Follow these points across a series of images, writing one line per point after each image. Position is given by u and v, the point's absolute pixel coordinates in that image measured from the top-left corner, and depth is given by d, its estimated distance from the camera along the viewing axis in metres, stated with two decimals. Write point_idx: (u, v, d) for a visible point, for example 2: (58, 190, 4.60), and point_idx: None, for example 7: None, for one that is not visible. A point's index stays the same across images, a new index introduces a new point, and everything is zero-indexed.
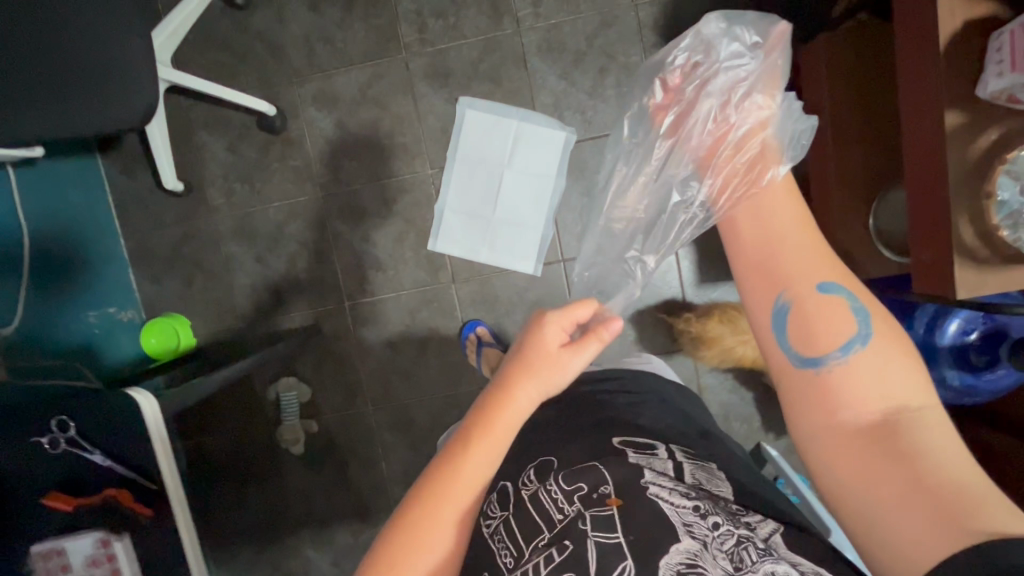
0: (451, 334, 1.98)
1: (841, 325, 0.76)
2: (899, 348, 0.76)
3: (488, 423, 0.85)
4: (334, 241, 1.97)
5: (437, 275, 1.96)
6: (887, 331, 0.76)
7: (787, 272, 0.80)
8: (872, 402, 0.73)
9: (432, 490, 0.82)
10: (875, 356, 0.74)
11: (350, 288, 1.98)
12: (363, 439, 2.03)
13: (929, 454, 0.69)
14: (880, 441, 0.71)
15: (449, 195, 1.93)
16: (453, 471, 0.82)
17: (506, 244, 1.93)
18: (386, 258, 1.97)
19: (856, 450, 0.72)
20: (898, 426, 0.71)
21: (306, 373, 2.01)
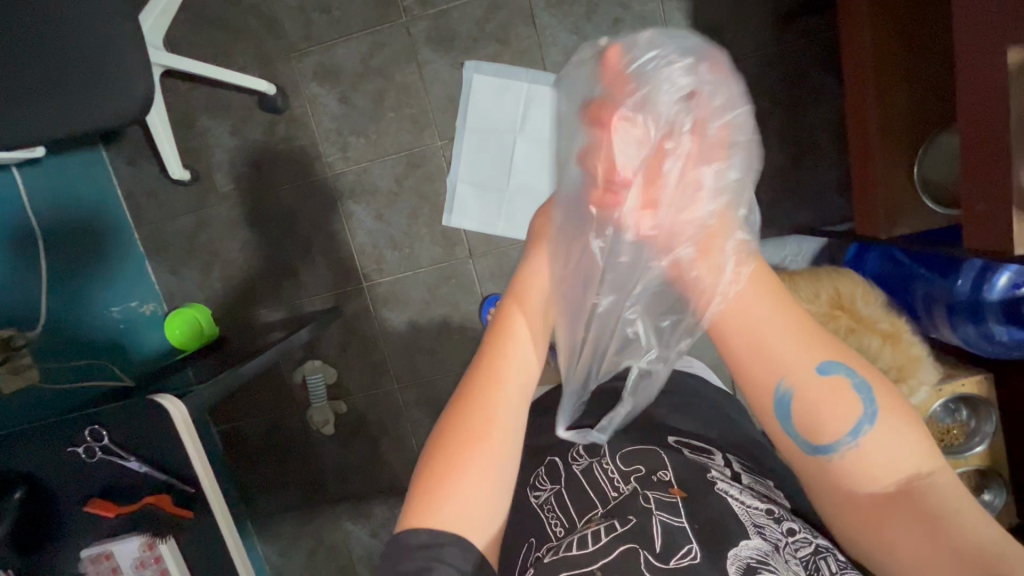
0: (472, 310, 1.96)
1: (844, 410, 0.72)
2: (899, 411, 0.72)
3: (499, 359, 0.82)
4: (348, 222, 1.93)
5: (454, 251, 1.92)
6: (883, 394, 0.73)
7: (783, 359, 0.75)
8: (883, 476, 0.70)
9: (455, 430, 0.78)
10: (885, 435, 0.71)
11: (368, 269, 1.95)
12: (391, 418, 2.05)
13: (949, 518, 0.67)
14: (902, 515, 0.69)
15: (461, 167, 1.86)
16: (472, 411, 0.79)
17: (524, 216, 1.87)
18: (401, 236, 1.92)
19: (883, 525, 0.70)
20: (913, 493, 0.69)
21: (331, 356, 2.02)
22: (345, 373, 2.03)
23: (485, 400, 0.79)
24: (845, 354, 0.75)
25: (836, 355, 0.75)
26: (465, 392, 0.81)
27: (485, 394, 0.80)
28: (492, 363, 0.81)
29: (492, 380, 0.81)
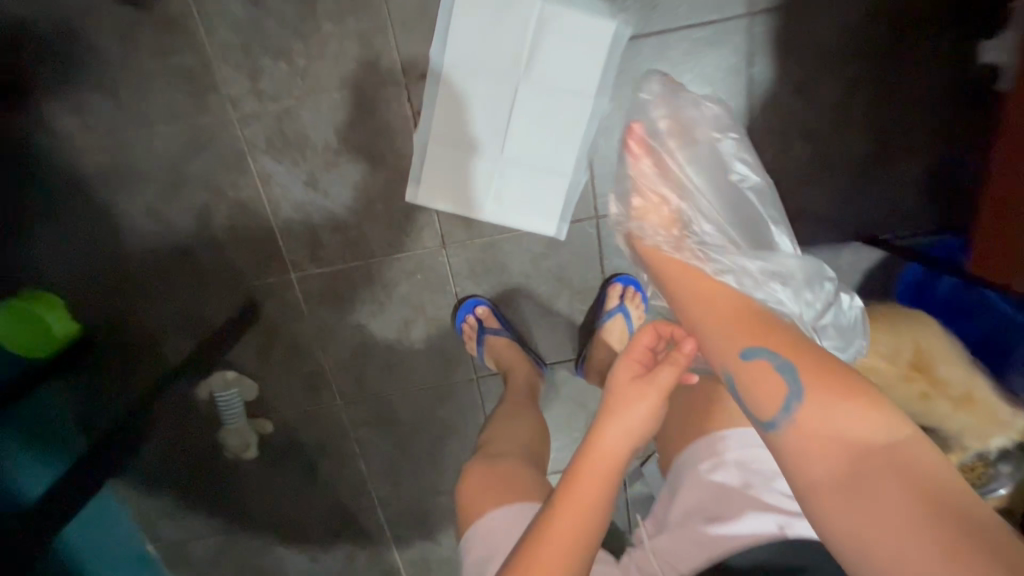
0: (441, 315, 1.49)
1: (769, 391, 0.76)
2: (829, 383, 0.73)
3: (576, 477, 0.84)
4: (265, 187, 1.33)
5: (419, 238, 1.40)
6: (815, 381, 0.74)
7: (718, 351, 0.85)
8: (833, 453, 0.70)
9: (525, 549, 0.77)
10: (817, 411, 0.72)
11: (297, 253, 1.40)
12: (333, 438, 1.63)
13: (934, 475, 0.64)
14: (906, 502, 0.62)
15: (438, 122, 1.27)
16: (545, 536, 0.77)
17: (523, 198, 1.34)
18: (345, 214, 1.37)
19: (842, 500, 0.67)
20: (908, 465, 0.66)
21: (248, 364, 1.51)
22: (270, 386, 1.54)
23: (554, 535, 0.77)
24: (854, 391, 0.72)
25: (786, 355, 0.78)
26: (546, 511, 0.81)
27: (561, 516, 0.79)
28: (578, 472, 0.84)
29: (566, 508, 0.80)
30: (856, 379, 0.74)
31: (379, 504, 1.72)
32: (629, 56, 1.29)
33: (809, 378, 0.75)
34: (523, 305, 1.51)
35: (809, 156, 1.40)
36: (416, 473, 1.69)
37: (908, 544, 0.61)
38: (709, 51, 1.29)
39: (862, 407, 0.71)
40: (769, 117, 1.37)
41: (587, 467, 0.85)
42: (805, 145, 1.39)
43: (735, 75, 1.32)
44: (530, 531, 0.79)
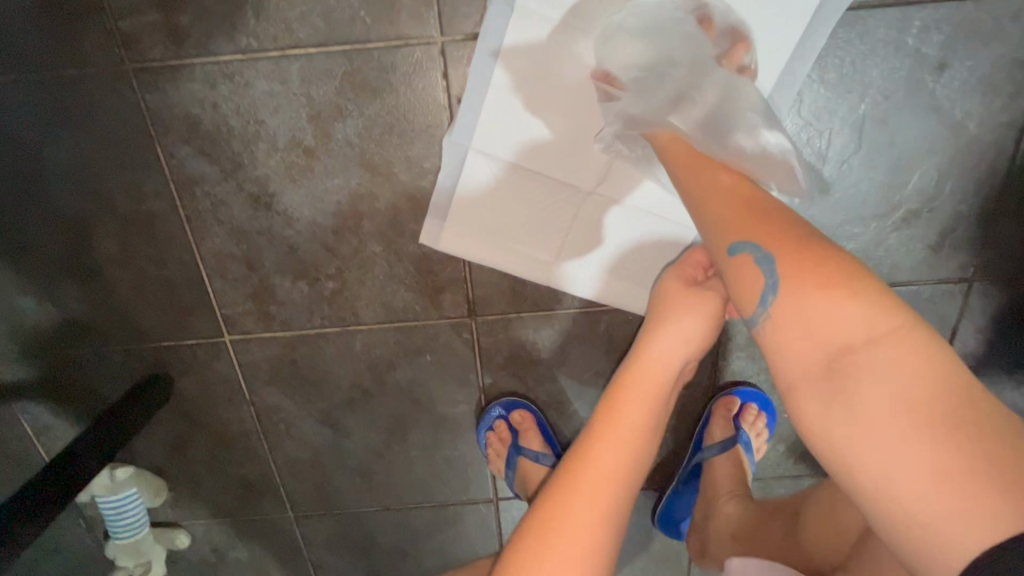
0: (456, 413, 0.97)
1: (753, 290, 0.51)
2: (817, 266, 0.48)
3: (623, 389, 0.62)
4: (185, 198, 0.79)
5: (435, 301, 0.87)
6: (789, 253, 0.50)
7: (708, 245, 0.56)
8: (809, 351, 0.48)
9: (548, 508, 0.56)
10: (796, 298, 0.48)
11: (237, 307, 0.86)
12: (278, 558, 1.12)
13: (905, 384, 0.44)
14: (888, 409, 0.43)
15: (494, 137, 0.74)
16: (578, 484, 0.57)
17: (624, 264, 0.83)
18: (317, 253, 0.83)
19: (845, 422, 0.46)
20: (847, 379, 0.46)
21: (156, 455, 0.99)
22: (189, 485, 1.03)
23: (593, 466, 0.58)
24: (852, 278, 0.47)
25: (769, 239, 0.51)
26: (583, 440, 0.60)
27: (598, 449, 0.59)
28: (621, 395, 0.62)
29: (608, 442, 0.59)
30: (843, 254, 0.49)
31: None
32: (839, 43, 0.72)
33: (790, 275, 0.49)
34: (584, 413, 0.98)
35: None
36: None
37: (917, 460, 0.42)
38: (979, 47, 0.73)
39: (845, 291, 0.47)
40: None
41: (637, 381, 0.62)
42: None
43: (1013, 97, 0.76)
44: (556, 472, 0.59)
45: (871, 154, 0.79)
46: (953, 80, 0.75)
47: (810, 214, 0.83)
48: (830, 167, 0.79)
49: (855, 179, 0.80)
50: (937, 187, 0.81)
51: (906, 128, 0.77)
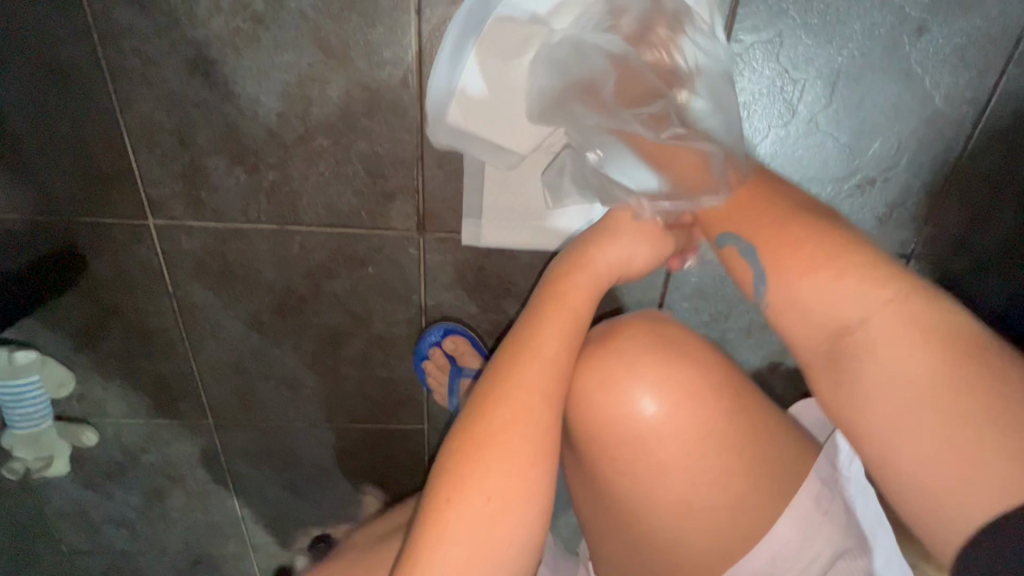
0: (395, 333, 0.94)
1: (744, 277, 0.59)
2: (808, 248, 0.54)
3: (560, 290, 0.60)
4: (111, 54, 0.71)
5: (383, 208, 0.82)
6: (770, 245, 0.57)
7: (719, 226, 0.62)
8: (813, 330, 0.54)
9: (492, 403, 0.52)
10: (787, 288, 0.55)
11: (164, 188, 0.79)
12: (194, 465, 1.08)
13: (900, 344, 0.48)
14: (901, 365, 0.48)
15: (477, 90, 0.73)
16: (524, 374, 0.54)
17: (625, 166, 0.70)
18: (257, 137, 0.76)
19: (852, 399, 0.51)
20: (849, 348, 0.51)
21: (63, 345, 0.91)
22: (101, 382, 0.96)
23: (535, 356, 0.55)
24: (846, 249, 0.53)
25: (762, 236, 0.58)
26: (518, 335, 0.57)
27: (543, 343, 0.56)
28: (558, 293, 0.60)
29: (551, 331, 0.57)
30: (847, 238, 0.54)
31: (251, 551, 1.21)
32: None
33: (778, 265, 0.55)
34: None
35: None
36: (313, 526, 1.18)
37: (923, 423, 0.47)
38: (957, 15, 0.73)
39: (838, 271, 0.52)
40: (993, 157, 0.82)
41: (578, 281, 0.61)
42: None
43: (979, 74, 0.76)
44: (495, 368, 0.56)
45: (840, 112, 0.78)
46: (929, 46, 0.75)
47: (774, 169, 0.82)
48: (799, 122, 0.79)
49: (820, 138, 0.80)
50: (898, 156, 0.82)
51: (875, 91, 0.77)
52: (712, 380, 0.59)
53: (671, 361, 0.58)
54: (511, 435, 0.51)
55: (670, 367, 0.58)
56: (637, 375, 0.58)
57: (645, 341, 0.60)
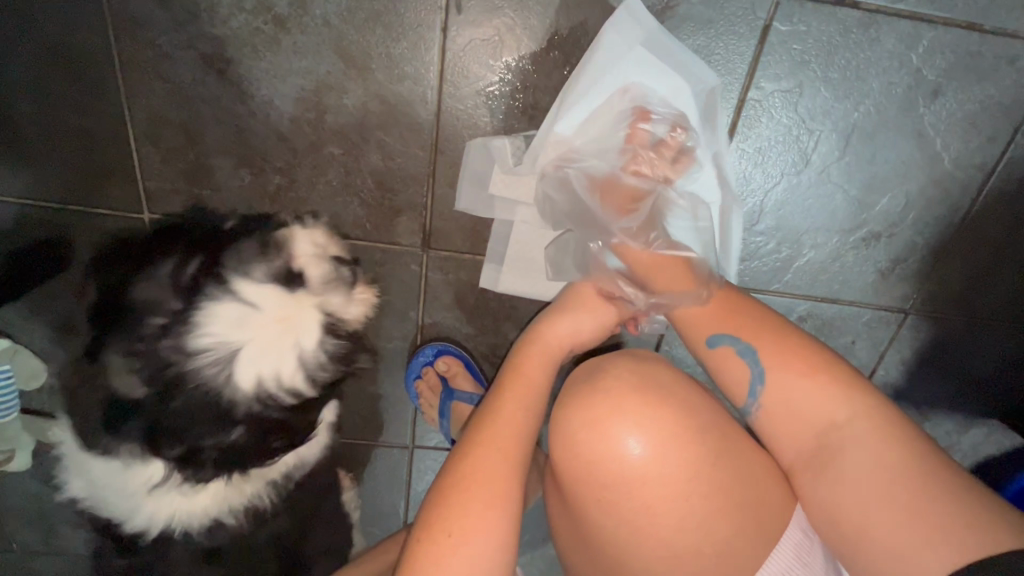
0: (390, 350, 0.92)
1: (737, 375, 0.61)
2: (797, 362, 0.58)
3: (526, 359, 0.64)
4: (126, 43, 0.69)
5: (390, 222, 0.80)
6: (763, 347, 0.60)
7: (705, 322, 0.65)
8: (798, 430, 0.57)
9: (463, 462, 0.55)
10: (776, 389, 0.58)
11: (164, 183, 0.77)
12: None
13: (872, 444, 0.53)
14: (873, 462, 0.52)
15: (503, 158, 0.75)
16: (492, 436, 0.57)
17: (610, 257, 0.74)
18: (267, 140, 0.74)
19: (827, 482, 0.54)
20: (829, 449, 0.54)
21: (39, 336, 0.87)
22: None
23: (503, 418, 0.58)
24: (819, 358, 0.58)
25: (742, 329, 0.62)
26: (490, 398, 0.61)
27: (509, 408, 0.59)
28: (523, 362, 0.63)
29: (517, 397, 0.60)
30: (806, 342, 0.59)
31: None
32: (850, 44, 0.72)
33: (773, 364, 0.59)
34: None
35: (1016, 296, 0.87)
36: None
37: (891, 515, 0.50)
38: (972, 81, 0.74)
39: (818, 372, 0.57)
40: (996, 223, 0.83)
41: (537, 353, 0.65)
42: (1019, 277, 0.86)
43: (988, 139, 0.78)
44: (468, 427, 0.59)
45: (854, 166, 0.79)
46: (942, 109, 0.76)
47: (784, 216, 0.82)
48: (811, 172, 0.79)
49: (830, 190, 0.80)
50: (908, 213, 0.82)
51: (888, 148, 0.78)
52: (697, 415, 0.56)
53: (655, 402, 0.56)
54: (478, 493, 0.53)
55: (655, 406, 0.56)
56: (620, 413, 0.55)
57: (625, 379, 0.58)
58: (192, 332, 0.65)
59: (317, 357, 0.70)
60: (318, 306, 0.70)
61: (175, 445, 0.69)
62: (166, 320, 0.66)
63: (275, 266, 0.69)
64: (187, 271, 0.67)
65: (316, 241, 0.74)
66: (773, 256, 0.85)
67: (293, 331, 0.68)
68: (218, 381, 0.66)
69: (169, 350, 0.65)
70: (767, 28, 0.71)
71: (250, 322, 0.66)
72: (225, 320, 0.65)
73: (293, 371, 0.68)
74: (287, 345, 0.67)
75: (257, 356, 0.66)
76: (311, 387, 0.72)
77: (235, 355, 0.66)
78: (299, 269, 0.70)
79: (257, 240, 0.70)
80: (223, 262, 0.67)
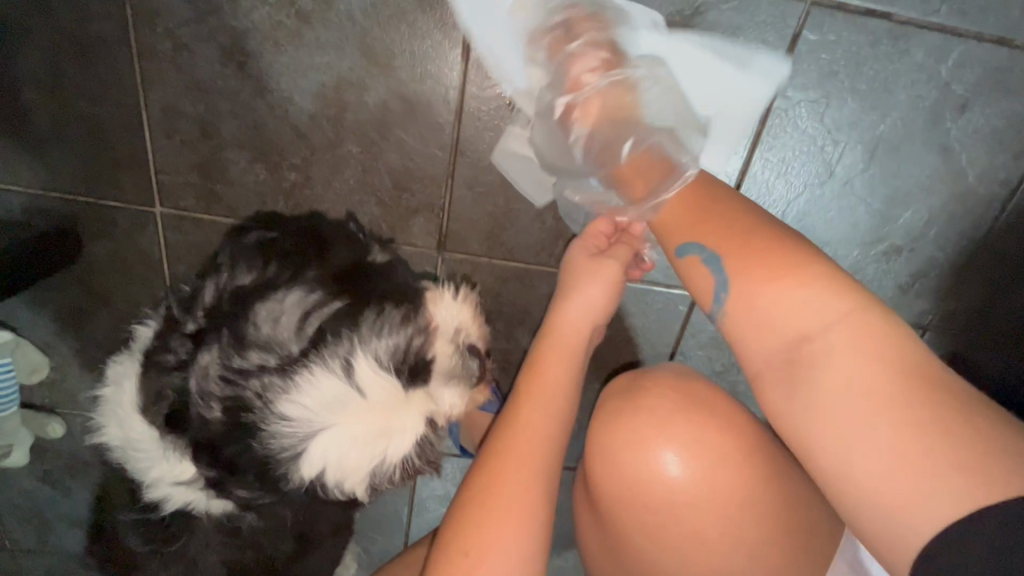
0: None
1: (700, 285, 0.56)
2: (764, 266, 0.52)
3: (542, 361, 0.63)
4: (146, 33, 0.68)
5: (405, 223, 0.79)
6: (730, 252, 0.54)
7: (675, 229, 0.59)
8: (769, 340, 0.51)
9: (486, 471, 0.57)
10: (744, 303, 0.52)
11: (179, 177, 0.75)
12: None
13: (849, 364, 0.47)
14: (862, 384, 0.46)
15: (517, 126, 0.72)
16: (511, 447, 0.58)
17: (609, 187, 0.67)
18: (284, 135, 0.73)
19: (811, 407, 0.48)
20: (806, 365, 0.49)
21: (43, 330, 0.85)
22: (76, 373, 0.89)
23: (522, 431, 0.58)
24: (790, 263, 0.51)
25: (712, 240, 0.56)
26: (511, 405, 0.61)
27: (527, 413, 0.60)
28: (541, 362, 0.62)
29: (535, 403, 0.60)
30: (796, 248, 0.52)
31: None
32: (879, 55, 0.71)
33: (740, 274, 0.53)
34: None
35: None
36: None
37: (878, 443, 0.45)
38: (1000, 97, 0.74)
39: (799, 280, 0.50)
40: (1019, 240, 0.82)
41: (556, 349, 0.63)
42: None
43: (1014, 156, 0.77)
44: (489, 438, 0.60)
45: (877, 179, 0.78)
46: (969, 124, 0.75)
47: (806, 228, 0.81)
48: (834, 184, 0.78)
49: (853, 202, 0.79)
50: (930, 228, 0.81)
51: (912, 162, 0.77)
52: (744, 440, 0.55)
53: (701, 419, 0.55)
54: (500, 508, 0.55)
55: (700, 424, 0.54)
56: (666, 431, 0.54)
57: (666, 397, 0.56)
58: (287, 394, 0.56)
59: (393, 474, 0.60)
60: (424, 410, 0.60)
61: (207, 465, 0.58)
62: (266, 358, 0.57)
63: (401, 347, 0.60)
64: (306, 313, 0.58)
65: (462, 327, 0.66)
66: None
67: (389, 437, 0.57)
68: (280, 456, 0.57)
69: (246, 391, 0.56)
70: (796, 37, 0.70)
71: (344, 414, 0.56)
72: (322, 397, 0.56)
73: (359, 480, 0.59)
74: (373, 451, 0.57)
75: (338, 444, 0.56)
76: (369, 495, 0.62)
77: (311, 440, 0.56)
78: (427, 353, 0.62)
79: (403, 310, 0.61)
80: (366, 324, 0.59)
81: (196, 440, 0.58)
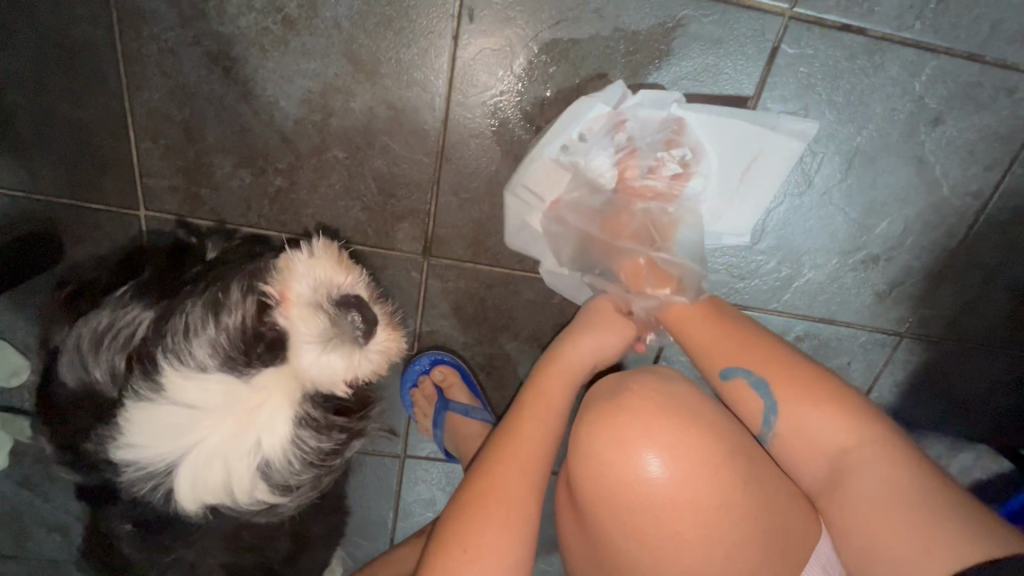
0: None
1: (753, 412, 0.62)
2: (815, 395, 0.59)
3: (544, 380, 0.65)
4: (131, 37, 0.68)
5: (391, 228, 0.79)
6: (780, 378, 0.61)
7: (723, 343, 0.65)
8: (812, 458, 0.59)
9: (486, 477, 0.58)
10: (789, 427, 0.60)
11: (162, 179, 0.75)
12: None
13: (871, 477, 0.55)
14: (882, 485, 0.54)
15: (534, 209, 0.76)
16: (509, 458, 0.59)
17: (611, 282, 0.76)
18: (269, 140, 0.73)
19: (844, 511, 0.56)
20: (840, 477, 0.57)
21: (24, 333, 0.84)
22: None
23: (522, 444, 0.60)
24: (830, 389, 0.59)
25: (762, 364, 0.63)
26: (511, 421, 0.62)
27: (530, 428, 0.61)
28: (546, 380, 0.65)
29: (535, 419, 0.62)
30: (824, 377, 0.60)
31: None
32: (855, 69, 0.73)
33: (786, 398, 0.60)
34: (516, 387, 0.92)
35: (1005, 323, 0.88)
36: None
37: (900, 540, 0.52)
38: (972, 111, 0.76)
39: (832, 405, 0.58)
40: (992, 249, 0.84)
41: (556, 372, 0.66)
42: (1011, 302, 0.87)
43: (986, 167, 0.79)
44: (490, 446, 0.61)
45: (853, 189, 0.80)
46: (943, 136, 0.77)
47: (784, 236, 0.82)
48: (813, 193, 0.80)
49: (831, 211, 0.81)
50: (905, 237, 0.83)
51: (888, 173, 0.79)
52: (724, 442, 0.56)
53: (686, 422, 0.56)
54: (499, 513, 0.56)
55: (683, 427, 0.55)
56: (650, 434, 0.55)
57: (648, 398, 0.57)
58: (124, 437, 0.52)
59: (292, 466, 0.55)
60: (292, 396, 0.52)
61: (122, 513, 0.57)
62: (89, 412, 0.54)
63: (223, 338, 0.50)
64: (109, 348, 0.53)
65: (322, 287, 0.55)
66: (773, 275, 0.84)
67: (254, 430, 0.52)
68: (159, 496, 0.54)
69: (85, 455, 0.53)
70: (775, 51, 0.72)
71: (190, 433, 0.51)
72: (158, 427, 0.51)
73: (252, 483, 0.54)
74: (243, 449, 0.52)
75: (203, 463, 0.52)
76: (280, 492, 0.57)
77: (176, 469, 0.53)
78: (276, 323, 0.52)
79: (206, 299, 0.51)
80: (172, 335, 0.51)
81: (94, 501, 0.58)
